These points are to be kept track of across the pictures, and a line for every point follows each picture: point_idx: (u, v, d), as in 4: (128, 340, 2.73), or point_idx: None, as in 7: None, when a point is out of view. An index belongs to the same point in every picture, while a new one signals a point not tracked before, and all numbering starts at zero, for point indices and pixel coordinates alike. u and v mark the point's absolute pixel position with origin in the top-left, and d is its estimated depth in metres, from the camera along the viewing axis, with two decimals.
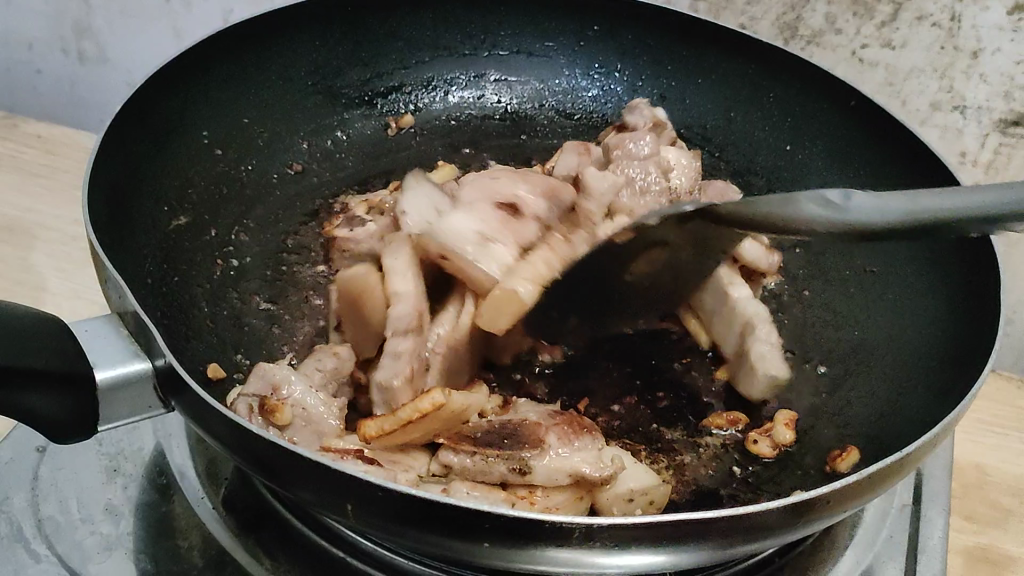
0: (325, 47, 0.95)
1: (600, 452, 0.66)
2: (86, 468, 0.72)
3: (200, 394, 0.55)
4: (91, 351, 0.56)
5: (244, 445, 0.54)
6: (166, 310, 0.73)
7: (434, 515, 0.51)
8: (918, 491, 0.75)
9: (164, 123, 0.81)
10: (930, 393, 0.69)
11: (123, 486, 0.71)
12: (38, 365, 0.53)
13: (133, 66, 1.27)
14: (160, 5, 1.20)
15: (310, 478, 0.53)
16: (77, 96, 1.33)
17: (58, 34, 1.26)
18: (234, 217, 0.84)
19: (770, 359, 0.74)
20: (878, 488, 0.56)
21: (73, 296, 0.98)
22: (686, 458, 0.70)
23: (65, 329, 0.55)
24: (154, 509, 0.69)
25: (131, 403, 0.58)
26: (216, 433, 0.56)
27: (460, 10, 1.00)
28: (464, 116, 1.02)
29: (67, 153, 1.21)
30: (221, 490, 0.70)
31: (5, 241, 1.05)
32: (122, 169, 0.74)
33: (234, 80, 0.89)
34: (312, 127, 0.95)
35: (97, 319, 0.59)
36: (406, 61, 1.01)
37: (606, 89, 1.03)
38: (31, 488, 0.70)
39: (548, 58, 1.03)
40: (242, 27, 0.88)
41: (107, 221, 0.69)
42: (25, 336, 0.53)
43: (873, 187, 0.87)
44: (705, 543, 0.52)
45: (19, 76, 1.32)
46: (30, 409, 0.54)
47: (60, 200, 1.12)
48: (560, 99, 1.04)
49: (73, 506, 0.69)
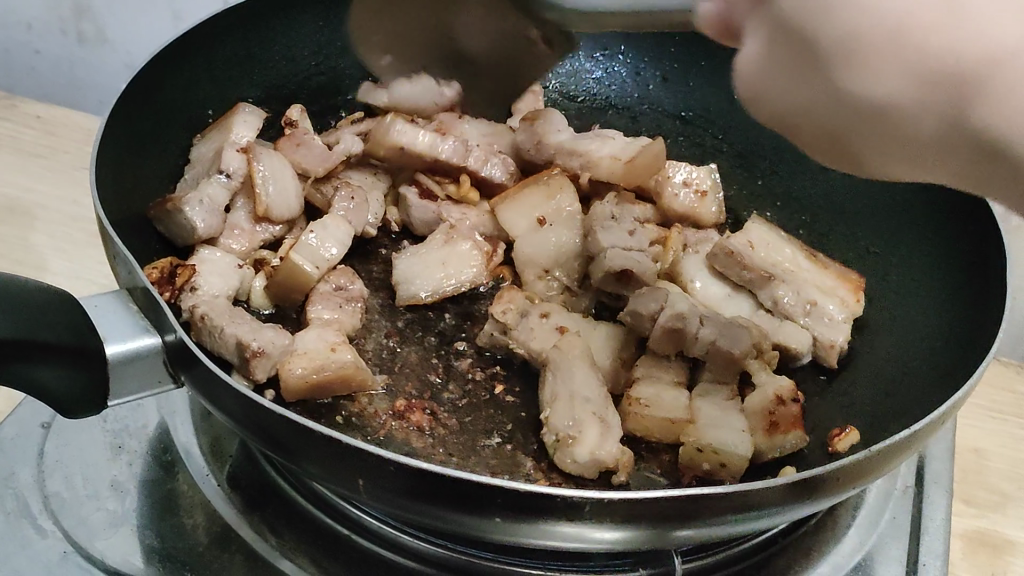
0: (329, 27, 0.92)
1: (609, 431, 0.65)
2: (91, 445, 0.72)
3: (212, 368, 0.55)
4: (101, 325, 0.57)
5: (253, 419, 0.55)
6: None
7: (443, 490, 0.51)
8: (921, 474, 0.75)
9: (168, 100, 0.79)
10: (932, 370, 0.69)
11: (129, 463, 0.71)
12: (49, 339, 0.53)
13: (132, 48, 1.27)
14: None
15: (317, 450, 0.53)
16: (76, 76, 1.33)
17: (57, 15, 1.26)
18: None
19: (787, 331, 0.74)
20: (882, 465, 0.56)
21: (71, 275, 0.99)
22: (668, 454, 0.67)
23: (76, 304, 0.55)
24: (160, 485, 0.70)
25: (138, 378, 0.58)
26: (224, 407, 0.56)
27: None
28: None
29: (64, 134, 1.21)
30: (227, 469, 0.70)
31: (5, 221, 1.05)
32: (128, 145, 0.73)
33: (238, 60, 0.87)
34: (314, 108, 0.92)
35: (107, 294, 0.59)
36: None
37: (608, 71, 0.99)
38: (37, 464, 0.70)
39: None
40: (247, 5, 0.86)
41: (113, 196, 0.69)
42: (35, 308, 0.53)
43: None
44: (712, 520, 0.52)
45: (16, 57, 1.32)
46: (37, 382, 0.54)
47: (59, 182, 1.12)
48: (563, 81, 1.00)
49: (79, 482, 0.69)
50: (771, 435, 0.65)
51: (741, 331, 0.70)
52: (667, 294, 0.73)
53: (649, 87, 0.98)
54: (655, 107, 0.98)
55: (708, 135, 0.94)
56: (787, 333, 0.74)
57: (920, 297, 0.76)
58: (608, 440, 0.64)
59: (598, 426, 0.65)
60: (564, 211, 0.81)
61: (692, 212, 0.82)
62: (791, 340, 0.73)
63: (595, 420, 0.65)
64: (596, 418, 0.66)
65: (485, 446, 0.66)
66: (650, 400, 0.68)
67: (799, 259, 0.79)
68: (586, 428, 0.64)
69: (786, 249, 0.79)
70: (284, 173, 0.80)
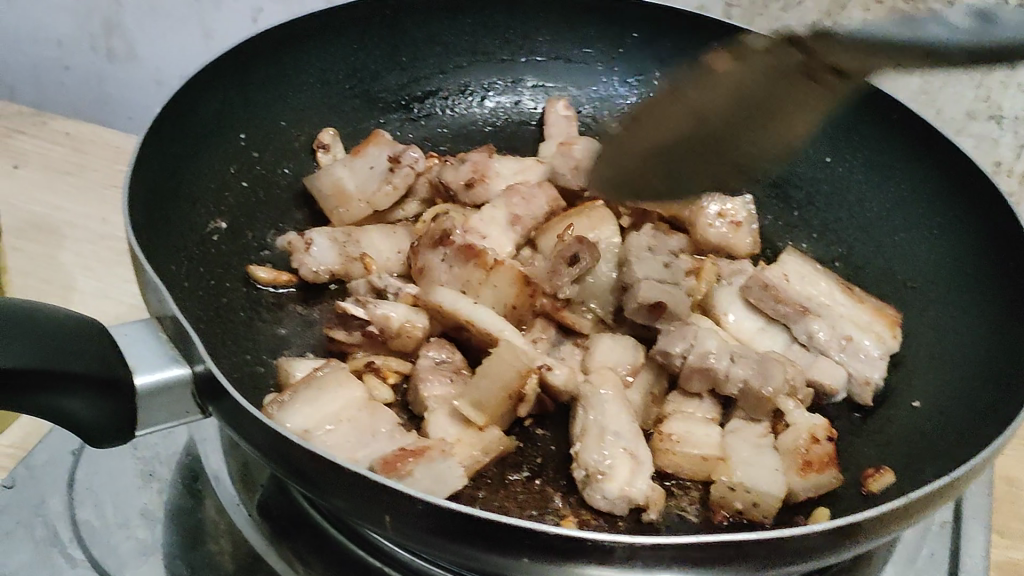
0: (363, 51, 0.92)
1: (640, 467, 0.64)
2: (122, 473, 0.71)
3: (240, 401, 0.54)
4: (130, 355, 0.56)
5: (282, 453, 0.54)
6: (202, 308, 0.71)
7: (474, 531, 0.50)
8: (959, 509, 0.74)
9: (202, 124, 0.79)
10: (972, 407, 0.67)
11: (159, 491, 0.70)
12: (78, 370, 0.52)
13: (161, 65, 1.27)
14: (191, 3, 1.20)
15: (344, 487, 0.52)
16: (104, 93, 1.33)
17: (87, 32, 1.26)
18: (271, 220, 0.82)
19: (823, 367, 0.73)
20: (922, 510, 0.55)
21: (100, 295, 0.99)
22: (697, 491, 0.66)
23: (106, 334, 0.54)
24: (189, 514, 0.69)
25: (167, 409, 0.57)
26: (252, 440, 0.56)
27: (497, 16, 0.96)
28: (500, 122, 0.97)
29: (94, 151, 1.21)
30: (256, 497, 0.70)
31: (35, 240, 1.05)
32: (161, 169, 0.72)
33: (272, 84, 0.86)
34: (347, 131, 0.92)
35: (136, 322, 0.58)
36: (443, 66, 0.96)
37: (643, 97, 0.98)
38: (67, 492, 0.69)
39: (585, 66, 0.99)
40: (282, 28, 0.85)
41: (145, 221, 0.68)
42: (66, 339, 0.52)
43: (912, 201, 0.85)
44: (749, 566, 0.51)
45: (45, 73, 1.33)
46: (67, 413, 0.53)
47: (89, 199, 1.12)
48: (597, 106, 0.99)
49: (109, 511, 0.69)
50: (806, 474, 0.64)
51: (775, 367, 0.70)
52: (699, 330, 0.72)
53: None
54: None
55: None
56: (820, 368, 0.73)
57: (960, 332, 0.74)
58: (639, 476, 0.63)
59: (631, 463, 0.64)
60: (604, 243, 0.80)
61: (727, 244, 0.82)
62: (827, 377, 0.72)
63: (627, 456, 0.64)
64: (629, 455, 0.65)
65: (514, 480, 0.65)
66: (682, 435, 0.67)
67: (835, 293, 0.78)
68: (619, 465, 0.63)
69: (821, 284, 0.79)
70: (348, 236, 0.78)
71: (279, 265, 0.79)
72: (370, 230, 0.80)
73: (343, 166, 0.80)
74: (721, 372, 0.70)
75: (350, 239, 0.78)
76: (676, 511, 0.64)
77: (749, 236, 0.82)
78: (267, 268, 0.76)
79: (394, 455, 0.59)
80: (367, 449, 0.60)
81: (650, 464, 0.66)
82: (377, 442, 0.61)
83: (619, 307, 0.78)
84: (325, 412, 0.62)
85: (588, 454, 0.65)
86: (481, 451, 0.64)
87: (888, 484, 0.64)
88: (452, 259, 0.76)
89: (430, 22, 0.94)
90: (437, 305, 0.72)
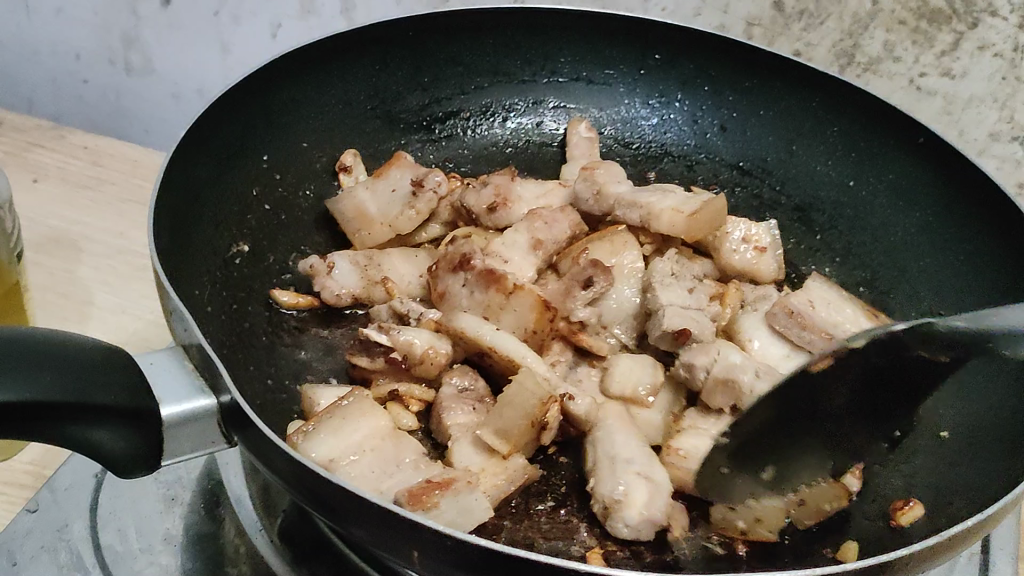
0: (385, 71, 0.91)
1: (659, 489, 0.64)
2: (144, 496, 0.71)
3: (266, 432, 0.54)
4: (156, 385, 0.55)
5: (309, 486, 0.54)
6: (226, 333, 0.71)
7: (502, 568, 0.49)
8: (986, 540, 0.73)
9: (226, 146, 0.79)
10: (1002, 440, 0.67)
11: (181, 515, 0.70)
12: (106, 402, 0.52)
13: (180, 79, 1.27)
14: (209, 18, 1.20)
15: (371, 521, 0.52)
16: (122, 106, 1.33)
17: (106, 46, 1.26)
18: (293, 242, 0.82)
19: None
20: (953, 548, 0.54)
21: (120, 312, 0.99)
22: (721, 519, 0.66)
23: (133, 365, 0.54)
24: (211, 539, 0.69)
25: (194, 439, 0.57)
26: (278, 471, 0.55)
27: (519, 36, 0.95)
28: (521, 143, 0.98)
29: (112, 165, 1.21)
30: (278, 522, 0.69)
31: (55, 255, 1.05)
32: (185, 192, 0.72)
33: (294, 105, 0.86)
34: (369, 152, 0.91)
35: (162, 350, 0.58)
36: (464, 87, 0.96)
37: (664, 118, 0.98)
38: (90, 516, 0.69)
39: (607, 86, 0.99)
40: (305, 50, 0.85)
41: (170, 247, 0.68)
42: (94, 370, 0.52)
43: (938, 227, 0.84)
44: None
45: (64, 87, 1.33)
46: (94, 445, 0.53)
47: (108, 214, 1.12)
48: (618, 127, 0.99)
49: (132, 535, 0.68)
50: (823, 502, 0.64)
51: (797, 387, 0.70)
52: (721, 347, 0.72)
53: (705, 134, 0.97)
54: (715, 157, 0.96)
55: (766, 186, 0.93)
56: None
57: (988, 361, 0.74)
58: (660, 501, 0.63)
59: (651, 487, 0.63)
60: (627, 267, 0.80)
61: (751, 269, 0.81)
62: None
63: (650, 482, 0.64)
64: (651, 481, 0.64)
65: (538, 510, 0.65)
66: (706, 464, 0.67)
67: (861, 319, 0.77)
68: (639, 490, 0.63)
69: (847, 310, 0.77)
70: (368, 260, 0.77)
71: (301, 288, 0.78)
72: (393, 253, 0.80)
73: (366, 189, 0.80)
74: (745, 385, 0.70)
75: (371, 263, 0.78)
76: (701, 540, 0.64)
77: (773, 260, 0.82)
78: (288, 292, 0.76)
79: (420, 485, 0.59)
80: (392, 479, 0.60)
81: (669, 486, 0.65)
82: (403, 471, 0.61)
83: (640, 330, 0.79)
84: (350, 441, 0.61)
85: (608, 481, 0.64)
86: (501, 475, 0.63)
87: (914, 518, 0.63)
88: (473, 283, 0.74)
89: (452, 42, 0.94)
90: (458, 332, 0.71)
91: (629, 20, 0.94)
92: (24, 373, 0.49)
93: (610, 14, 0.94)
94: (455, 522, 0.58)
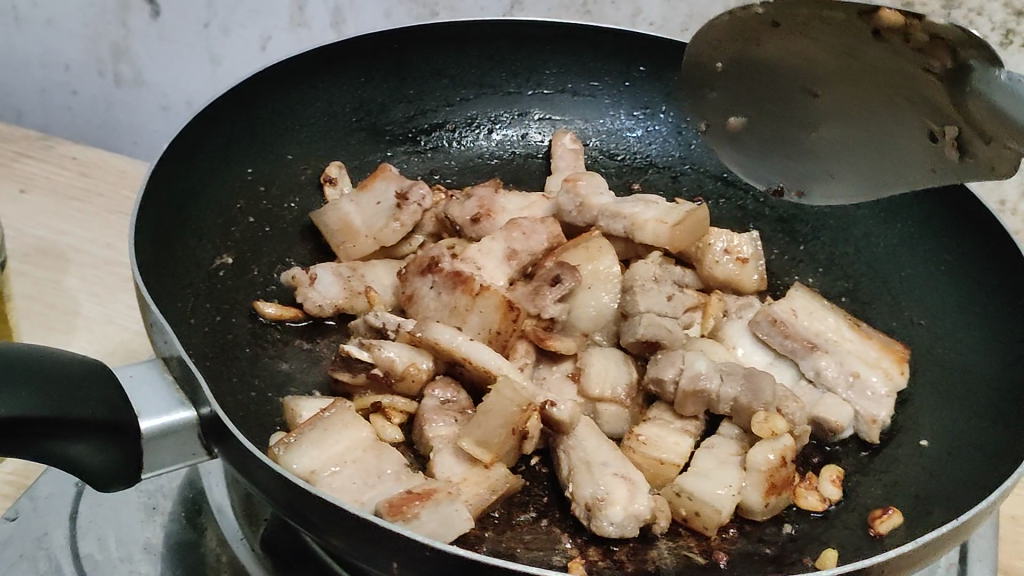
0: (371, 84, 0.92)
1: (637, 491, 0.64)
2: (125, 505, 0.71)
3: (245, 444, 0.54)
4: (136, 399, 0.56)
5: (287, 496, 0.54)
6: (209, 345, 0.71)
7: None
8: (966, 551, 0.74)
9: (209, 159, 0.79)
10: (982, 451, 0.67)
11: (161, 523, 0.70)
12: (84, 417, 0.52)
13: (168, 90, 1.28)
14: (200, 31, 1.20)
15: (351, 529, 0.52)
16: (111, 117, 1.33)
17: (95, 57, 1.27)
18: (277, 254, 0.82)
19: (827, 405, 0.72)
20: (929, 556, 0.54)
21: (102, 321, 0.99)
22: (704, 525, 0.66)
23: (113, 378, 0.55)
24: (192, 548, 0.69)
25: (174, 452, 0.57)
26: (257, 483, 0.55)
27: (504, 49, 0.96)
28: (506, 155, 0.97)
29: (99, 175, 1.21)
30: (260, 531, 0.69)
31: (39, 265, 1.05)
32: (169, 204, 0.73)
33: (278, 118, 0.86)
34: (354, 165, 0.92)
35: (143, 364, 0.58)
36: (450, 99, 0.96)
37: (650, 129, 0.98)
38: (70, 525, 0.69)
39: (592, 98, 0.99)
40: (289, 64, 0.85)
41: (152, 259, 0.68)
42: (72, 385, 0.52)
43: (920, 240, 0.84)
44: None
45: (52, 97, 1.33)
46: (73, 460, 0.53)
47: (94, 224, 1.12)
48: (603, 139, 0.99)
49: (112, 543, 0.68)
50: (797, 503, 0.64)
51: (764, 382, 0.71)
52: (686, 354, 0.72)
53: (691, 147, 0.97)
54: (699, 168, 0.96)
55: (751, 198, 0.93)
56: (822, 404, 0.72)
57: (969, 373, 0.74)
58: (638, 503, 0.63)
59: (629, 489, 0.64)
60: (603, 273, 0.78)
61: (733, 280, 0.81)
62: (831, 414, 0.71)
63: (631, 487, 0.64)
64: (632, 485, 0.65)
65: (521, 520, 0.65)
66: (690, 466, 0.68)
67: (842, 329, 0.78)
68: (617, 493, 0.63)
69: (829, 319, 0.78)
70: (350, 273, 0.77)
71: (285, 300, 0.78)
72: (375, 265, 0.80)
73: (351, 202, 0.81)
74: (715, 393, 0.70)
75: (350, 272, 0.78)
76: (682, 545, 0.64)
77: (756, 268, 0.82)
78: (273, 304, 0.76)
79: (404, 497, 0.59)
80: (373, 490, 0.60)
81: (644, 483, 0.66)
82: (384, 482, 0.61)
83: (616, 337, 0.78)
84: (332, 453, 0.62)
85: (591, 487, 0.64)
86: (486, 484, 0.63)
87: (893, 526, 0.64)
88: (440, 286, 0.74)
89: (437, 55, 0.94)
90: (433, 342, 0.71)
91: (612, 31, 0.94)
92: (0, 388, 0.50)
93: (594, 27, 0.94)
94: (437, 533, 0.58)
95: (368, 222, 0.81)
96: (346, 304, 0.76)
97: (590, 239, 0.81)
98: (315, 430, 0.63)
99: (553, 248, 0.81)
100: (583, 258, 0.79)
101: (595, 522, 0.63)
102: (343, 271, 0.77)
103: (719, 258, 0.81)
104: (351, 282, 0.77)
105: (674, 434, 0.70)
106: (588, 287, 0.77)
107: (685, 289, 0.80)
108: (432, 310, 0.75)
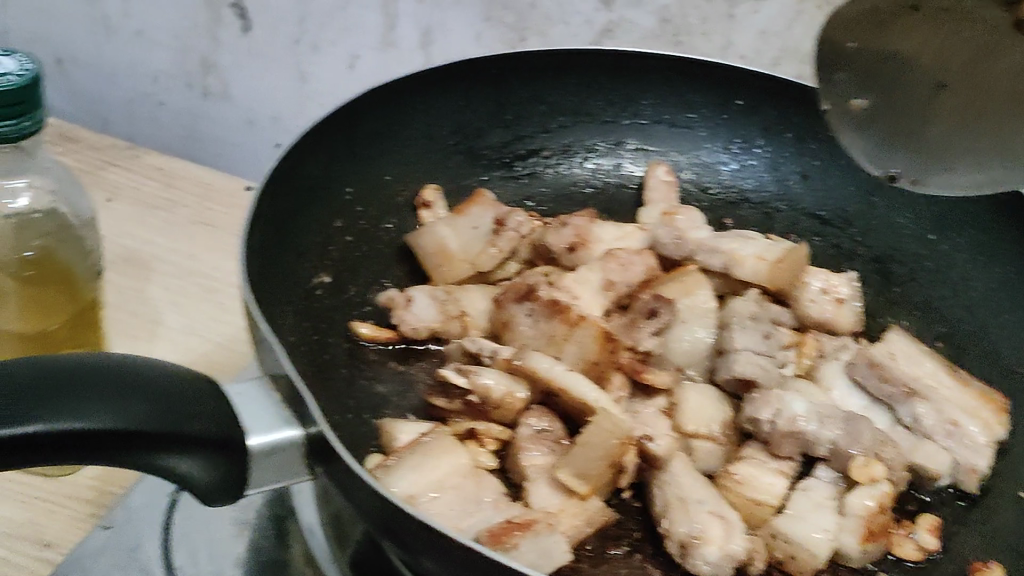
0: (469, 108, 0.92)
1: (732, 532, 0.64)
2: (216, 520, 0.72)
3: (350, 465, 0.54)
4: (244, 415, 0.56)
5: (383, 515, 0.54)
6: (307, 363, 0.71)
7: None
8: None
9: (310, 177, 0.80)
10: None
11: (252, 540, 0.71)
12: (196, 433, 0.52)
13: (254, 104, 1.29)
14: (289, 47, 1.21)
15: (444, 552, 0.52)
16: (196, 129, 1.35)
17: (184, 69, 1.29)
18: (372, 275, 0.82)
19: (925, 451, 0.71)
20: None
21: (187, 331, 0.99)
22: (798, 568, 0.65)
23: (223, 396, 0.55)
24: (281, 566, 0.69)
25: (278, 471, 0.57)
26: (358, 503, 0.56)
27: (598, 77, 0.96)
28: (601, 184, 0.98)
29: (186, 188, 1.23)
30: (349, 553, 0.69)
31: (126, 274, 1.06)
32: (274, 221, 0.73)
33: (377, 138, 0.87)
34: (449, 188, 0.92)
35: (251, 380, 0.59)
36: (546, 126, 0.97)
37: (744, 163, 0.98)
38: (162, 537, 0.70)
39: (687, 130, 0.99)
40: (388, 86, 0.86)
41: (258, 275, 0.69)
42: (184, 401, 0.53)
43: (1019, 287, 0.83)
44: None
45: (140, 107, 1.35)
46: (181, 475, 0.54)
47: (181, 236, 1.13)
48: (698, 171, 0.99)
49: (203, 557, 0.69)
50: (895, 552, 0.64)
51: (864, 425, 0.70)
52: (783, 395, 0.71)
53: (784, 183, 0.96)
54: (792, 204, 0.96)
55: (844, 238, 0.92)
56: (920, 450, 0.71)
57: None
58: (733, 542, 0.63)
59: (723, 529, 0.63)
60: (700, 308, 0.78)
61: (829, 321, 0.80)
62: (929, 461, 0.70)
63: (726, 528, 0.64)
64: (728, 525, 0.64)
65: (614, 554, 0.65)
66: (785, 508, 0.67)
67: (940, 375, 0.76)
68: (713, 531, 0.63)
69: (927, 364, 0.77)
70: (445, 296, 0.78)
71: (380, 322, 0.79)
72: (470, 291, 0.80)
73: (447, 226, 0.81)
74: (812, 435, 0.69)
75: (447, 297, 0.78)
76: None
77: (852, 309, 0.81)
78: (367, 325, 0.77)
79: (503, 528, 0.59)
80: (471, 518, 0.60)
81: (740, 523, 0.65)
82: (482, 511, 0.61)
83: (712, 373, 0.77)
84: (431, 478, 0.62)
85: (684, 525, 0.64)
86: (581, 517, 0.63)
87: None
88: (537, 314, 0.74)
89: (534, 82, 0.94)
90: (531, 371, 0.70)
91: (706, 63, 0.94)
92: (117, 402, 0.50)
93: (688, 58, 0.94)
94: (535, 565, 0.57)
95: (465, 245, 0.81)
96: (441, 329, 0.77)
97: (686, 276, 0.81)
98: (415, 455, 0.63)
99: (649, 282, 0.81)
100: (680, 292, 0.79)
101: (688, 560, 0.62)
102: (440, 295, 0.77)
103: (815, 297, 0.80)
104: (447, 307, 0.77)
105: (769, 475, 0.69)
106: (684, 322, 0.77)
107: (781, 328, 0.79)
108: (528, 338, 0.75)
